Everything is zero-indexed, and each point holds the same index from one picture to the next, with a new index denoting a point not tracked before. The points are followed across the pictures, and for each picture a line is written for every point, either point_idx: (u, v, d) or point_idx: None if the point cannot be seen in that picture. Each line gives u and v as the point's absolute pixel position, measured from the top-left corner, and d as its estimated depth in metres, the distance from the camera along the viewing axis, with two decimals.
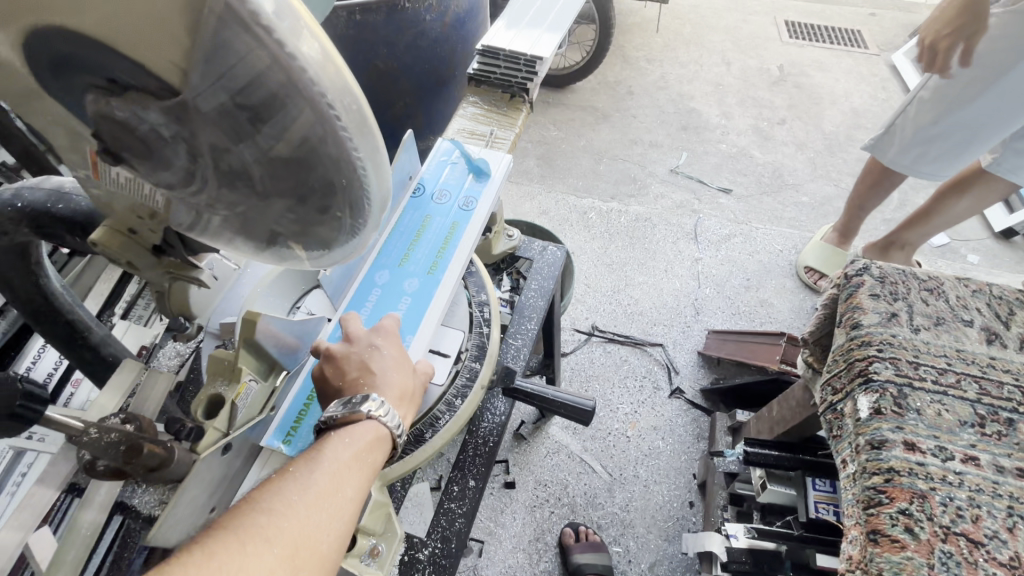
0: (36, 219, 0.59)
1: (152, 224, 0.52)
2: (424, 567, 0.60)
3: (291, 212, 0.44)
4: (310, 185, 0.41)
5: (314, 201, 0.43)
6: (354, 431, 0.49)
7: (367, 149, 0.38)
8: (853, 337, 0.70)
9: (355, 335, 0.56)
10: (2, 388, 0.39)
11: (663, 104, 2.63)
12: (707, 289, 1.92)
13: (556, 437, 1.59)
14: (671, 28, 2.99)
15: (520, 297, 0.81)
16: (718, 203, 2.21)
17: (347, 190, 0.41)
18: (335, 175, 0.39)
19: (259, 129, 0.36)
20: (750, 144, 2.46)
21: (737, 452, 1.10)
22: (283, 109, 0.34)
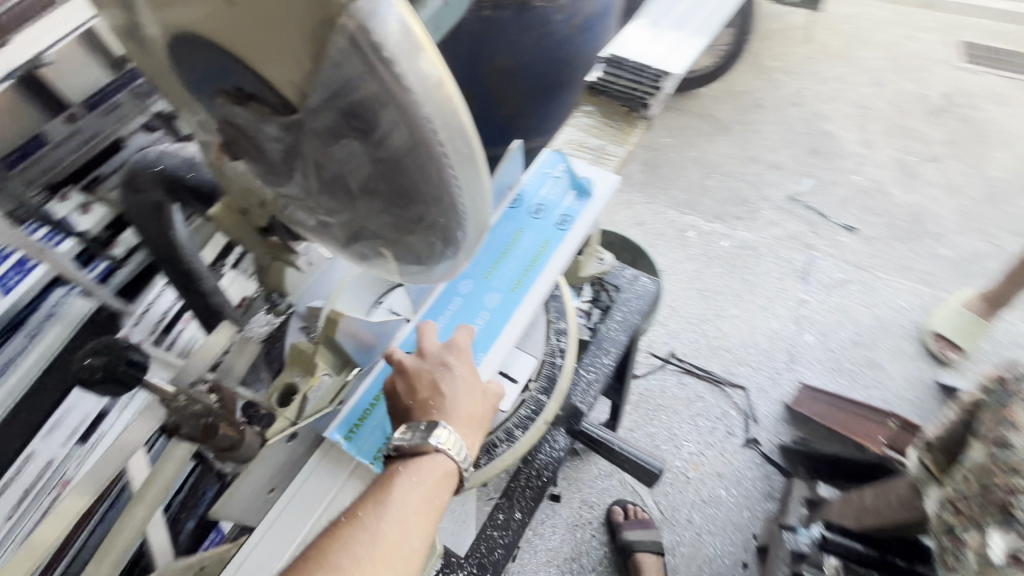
0: (170, 183, 0.65)
1: (261, 212, 0.54)
2: None
3: (386, 229, 0.44)
4: (404, 210, 0.39)
5: (406, 223, 0.41)
6: (420, 471, 0.49)
7: (468, 182, 0.34)
8: (997, 460, 0.63)
9: (428, 350, 0.54)
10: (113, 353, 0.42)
11: (793, 122, 2.39)
12: (807, 336, 1.74)
13: (611, 460, 1.53)
14: (819, 39, 2.70)
15: (601, 327, 0.76)
16: (838, 242, 1.99)
17: (441, 223, 0.38)
18: (433, 209, 0.37)
19: (358, 144, 0.35)
20: (890, 180, 2.17)
21: (812, 531, 0.99)
22: (377, 122, 0.31)
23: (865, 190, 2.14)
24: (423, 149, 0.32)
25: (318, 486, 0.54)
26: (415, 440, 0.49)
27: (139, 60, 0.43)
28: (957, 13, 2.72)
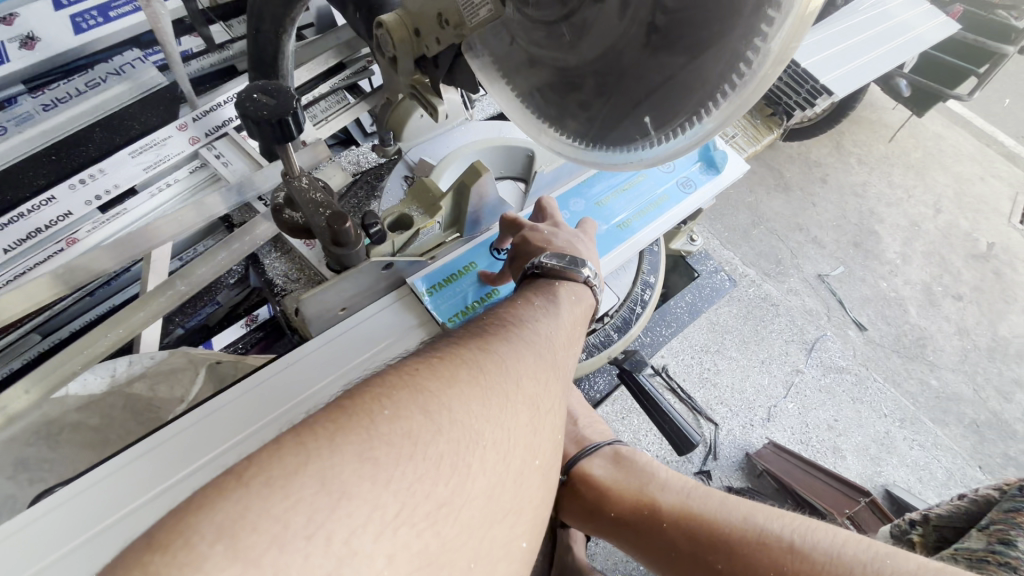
0: None
1: (433, 38, 0.51)
2: None
3: (593, 67, 0.43)
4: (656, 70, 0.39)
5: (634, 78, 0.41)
6: (567, 293, 0.57)
7: (720, 117, 0.38)
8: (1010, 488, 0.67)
9: (558, 224, 0.63)
10: (285, 99, 0.41)
11: (847, 209, 2.43)
12: (791, 403, 1.78)
13: None
14: (902, 142, 2.66)
15: (669, 302, 0.84)
16: (845, 332, 2.07)
17: (670, 114, 0.41)
18: (681, 103, 0.39)
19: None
20: (912, 299, 2.21)
21: (904, 523, 0.76)
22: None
23: (887, 297, 2.20)
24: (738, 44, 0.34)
25: (393, 318, 0.59)
26: (566, 265, 0.58)
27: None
28: None
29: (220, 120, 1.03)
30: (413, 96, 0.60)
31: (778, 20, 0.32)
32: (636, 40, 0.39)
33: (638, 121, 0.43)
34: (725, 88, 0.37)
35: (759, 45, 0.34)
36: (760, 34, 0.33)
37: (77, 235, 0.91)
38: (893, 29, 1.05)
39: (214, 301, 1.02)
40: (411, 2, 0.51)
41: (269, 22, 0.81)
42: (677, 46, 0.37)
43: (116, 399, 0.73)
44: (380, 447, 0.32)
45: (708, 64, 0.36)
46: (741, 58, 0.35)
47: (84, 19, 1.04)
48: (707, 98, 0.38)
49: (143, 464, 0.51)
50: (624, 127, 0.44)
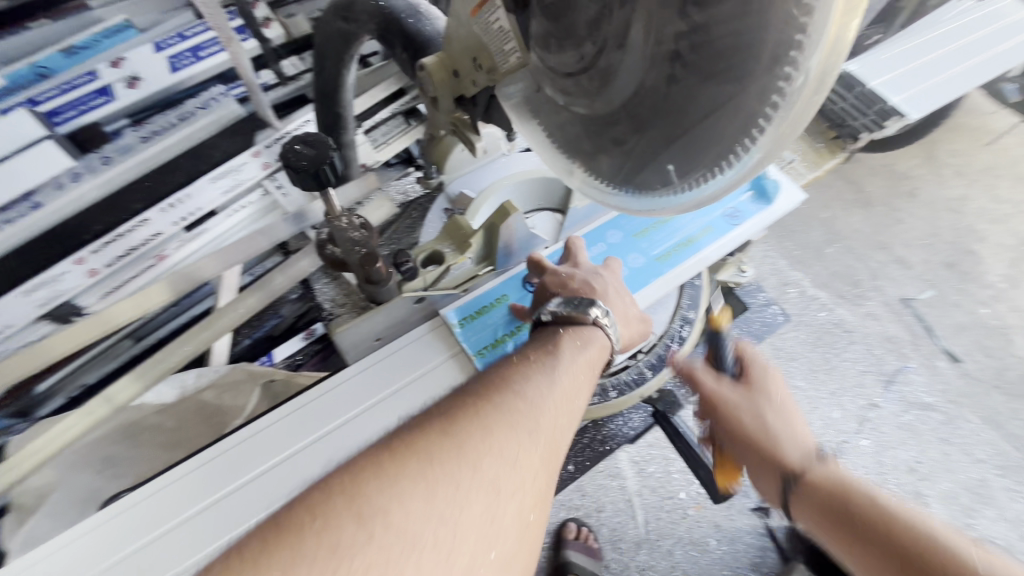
0: (387, 23, 0.64)
1: (471, 82, 0.53)
2: None
3: (620, 109, 0.42)
4: (687, 112, 0.38)
5: (666, 122, 0.39)
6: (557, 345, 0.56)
7: (757, 153, 0.36)
8: None
9: (581, 260, 0.64)
10: (323, 149, 0.44)
11: (940, 226, 2.20)
12: (865, 440, 1.63)
13: (620, 465, 1.53)
14: (1009, 151, 2.38)
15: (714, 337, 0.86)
16: (934, 362, 1.84)
17: (705, 151, 0.39)
18: (714, 141, 0.38)
19: (707, 31, 0.33)
20: (1017, 328, 1.96)
21: None
22: (764, 26, 0.31)
23: (987, 326, 1.96)
24: (771, 76, 0.33)
25: (416, 355, 0.61)
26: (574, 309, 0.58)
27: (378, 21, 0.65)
28: None
29: None
30: (455, 132, 0.62)
31: (805, 58, 0.31)
32: (657, 90, 0.38)
33: (661, 169, 0.43)
34: (756, 129, 0.35)
35: (781, 98, 0.33)
36: (780, 87, 0.33)
37: (166, 251, 1.03)
38: (989, 37, 0.94)
39: (277, 315, 1.12)
40: (450, 46, 0.53)
41: (332, 59, 0.87)
42: (708, 89, 0.35)
43: (187, 406, 0.80)
44: (304, 555, 0.37)
45: (741, 103, 0.35)
46: (762, 112, 0.34)
47: (180, 60, 1.14)
48: (738, 139, 0.36)
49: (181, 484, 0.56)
50: (647, 171, 0.44)
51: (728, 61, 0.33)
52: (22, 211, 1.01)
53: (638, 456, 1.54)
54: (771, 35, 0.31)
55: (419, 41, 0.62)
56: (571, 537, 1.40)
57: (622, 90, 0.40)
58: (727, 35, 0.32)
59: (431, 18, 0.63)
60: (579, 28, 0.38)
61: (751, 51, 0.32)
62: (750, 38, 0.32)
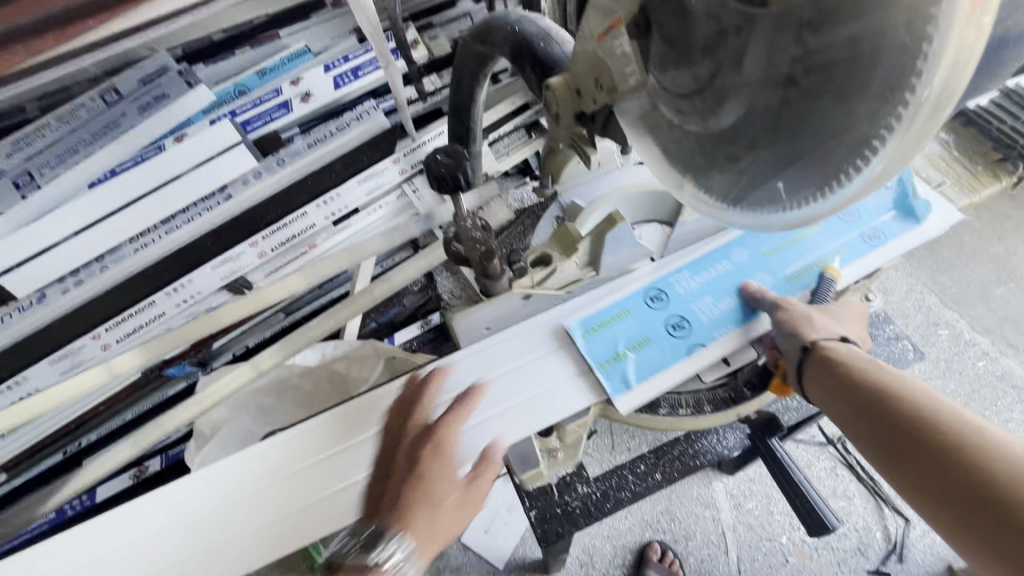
0: (520, 46, 0.71)
1: (592, 99, 0.58)
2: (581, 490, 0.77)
3: (731, 131, 0.43)
4: (801, 132, 0.38)
5: (779, 143, 0.40)
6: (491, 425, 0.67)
7: (879, 165, 0.36)
8: None
9: None
10: (458, 158, 0.51)
11: None
12: None
13: (715, 494, 1.46)
14: None
15: None
16: None
17: (821, 168, 0.39)
18: (830, 157, 0.38)
19: (821, 56, 0.35)
20: None
21: None
22: (880, 49, 0.33)
23: None
24: (892, 92, 0.33)
25: (520, 346, 0.72)
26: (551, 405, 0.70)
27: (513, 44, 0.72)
28: None
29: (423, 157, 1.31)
30: (573, 146, 0.66)
31: (926, 76, 0.31)
32: (770, 112, 0.40)
33: (773, 185, 0.43)
34: (877, 142, 0.35)
35: (912, 95, 0.32)
36: (911, 83, 0.32)
37: (316, 240, 1.29)
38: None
39: (401, 304, 1.25)
40: (575, 68, 0.58)
41: (467, 78, 0.97)
42: (824, 110, 0.36)
43: (322, 372, 0.95)
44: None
45: (860, 119, 0.35)
46: (892, 111, 0.33)
47: (343, 79, 1.32)
48: (857, 154, 0.36)
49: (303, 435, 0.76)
50: (758, 187, 0.45)
51: (846, 83, 0.35)
52: (219, 200, 1.22)
53: (736, 489, 1.46)
54: (900, 42, 0.32)
55: (546, 62, 0.68)
56: (654, 558, 1.36)
57: (734, 110, 0.42)
58: (850, 42, 0.34)
59: (559, 41, 0.69)
60: (697, 53, 0.42)
61: (870, 71, 0.34)
62: (875, 43, 0.33)
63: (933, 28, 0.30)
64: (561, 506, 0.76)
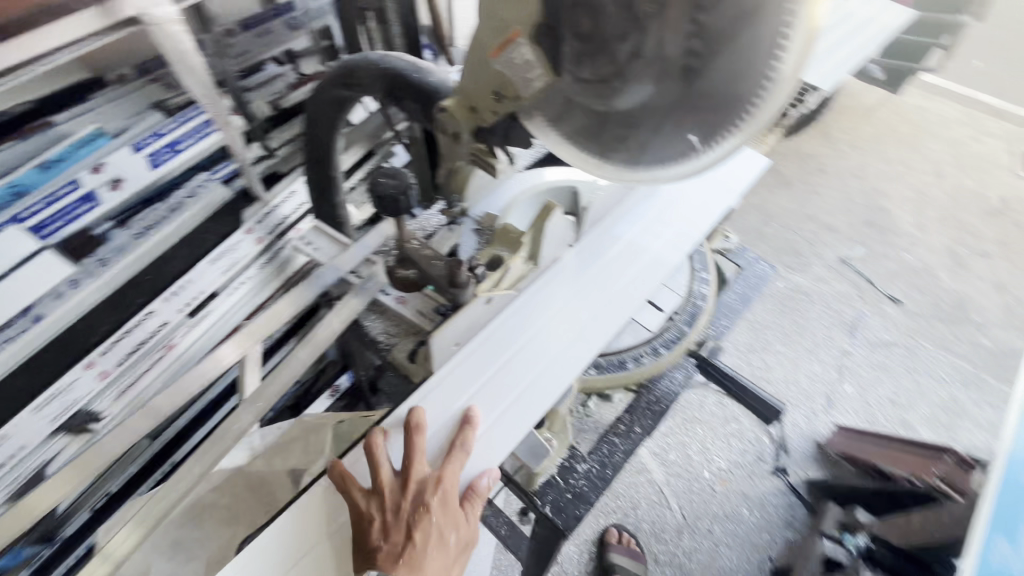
0: (395, 79, 0.74)
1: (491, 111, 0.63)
2: (579, 475, 0.72)
3: (633, 112, 0.53)
4: (691, 104, 0.49)
5: (674, 115, 0.51)
6: (481, 457, 0.64)
7: (749, 130, 0.48)
8: None
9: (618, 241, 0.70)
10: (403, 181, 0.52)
11: (853, 192, 2.50)
12: (848, 386, 1.79)
13: (643, 459, 1.60)
14: (886, 121, 2.77)
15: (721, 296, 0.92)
16: (882, 309, 2.06)
17: (707, 133, 0.50)
18: (715, 123, 0.49)
19: (704, 45, 0.45)
20: (939, 265, 2.23)
21: None
22: (749, 41, 0.43)
23: (914, 268, 2.22)
24: (754, 72, 0.45)
25: (502, 337, 0.68)
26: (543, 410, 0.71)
27: (387, 79, 0.75)
28: None
29: (280, 219, 1.19)
30: (475, 162, 0.71)
31: (781, 60, 0.43)
32: (665, 92, 0.50)
33: (674, 148, 0.53)
34: (746, 110, 0.47)
35: (771, 75, 0.44)
36: (783, 33, 0.42)
37: (173, 339, 1.03)
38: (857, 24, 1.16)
39: (297, 381, 1.13)
40: (466, 88, 0.63)
41: (325, 125, 0.95)
42: (709, 86, 0.47)
43: (240, 476, 0.80)
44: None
45: (734, 93, 0.46)
46: (773, 57, 0.43)
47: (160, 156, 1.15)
48: (733, 119, 0.48)
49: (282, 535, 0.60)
50: (667, 147, 0.54)
51: (721, 64, 0.45)
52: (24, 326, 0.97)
53: (657, 448, 1.62)
54: (762, 32, 0.42)
55: (426, 89, 0.72)
56: (614, 541, 1.41)
57: (645, 85, 0.49)
58: (733, 13, 0.42)
59: (431, 69, 0.73)
60: (607, 44, 0.47)
61: (742, 54, 0.44)
62: (748, 19, 0.42)
63: (789, 18, 0.41)
64: (569, 491, 0.70)
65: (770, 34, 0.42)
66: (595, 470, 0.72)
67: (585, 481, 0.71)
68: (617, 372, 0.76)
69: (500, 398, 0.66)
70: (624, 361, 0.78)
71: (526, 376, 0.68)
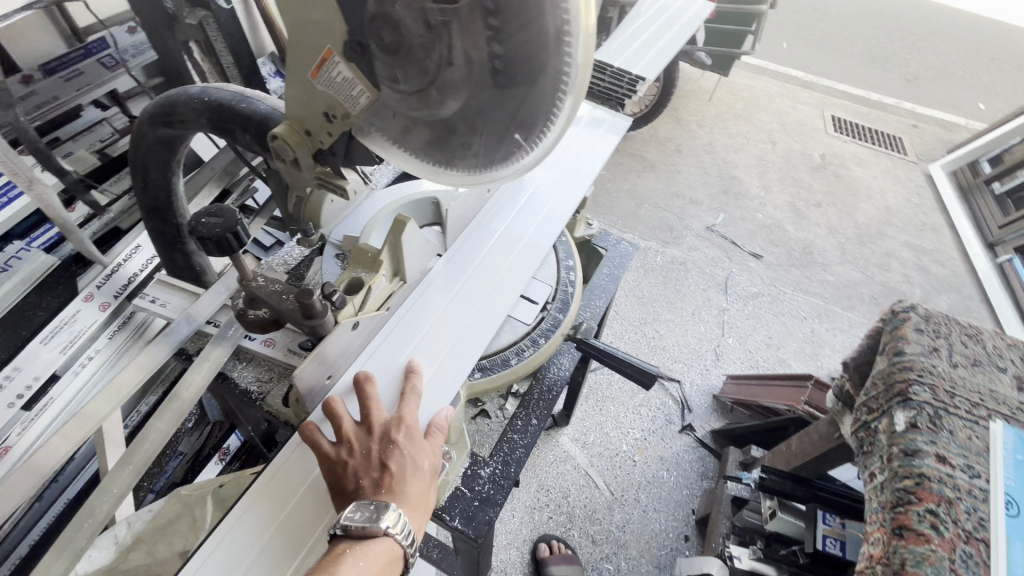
0: (221, 111, 0.69)
1: (326, 133, 0.61)
2: (484, 481, 0.72)
3: (462, 118, 0.54)
4: (509, 107, 0.52)
5: (498, 119, 0.53)
6: (431, 397, 0.66)
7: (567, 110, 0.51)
8: (896, 362, 0.81)
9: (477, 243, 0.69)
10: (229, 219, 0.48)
11: (707, 166, 2.78)
12: (730, 338, 1.99)
13: (566, 447, 1.64)
14: (724, 101, 3.12)
15: (593, 279, 0.97)
16: (747, 265, 2.31)
17: (531, 127, 0.53)
18: (537, 116, 0.52)
19: (498, 49, 0.47)
20: (784, 219, 2.55)
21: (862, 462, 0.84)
22: (537, 42, 0.46)
23: (767, 225, 2.52)
24: (552, 65, 0.48)
25: (417, 314, 0.70)
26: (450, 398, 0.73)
27: (214, 114, 0.70)
28: (829, 92, 3.21)
29: (126, 279, 1.05)
30: (323, 185, 0.67)
31: (572, 53, 0.47)
32: (485, 97, 0.52)
33: (507, 146, 0.56)
34: (560, 99, 0.50)
35: (568, 66, 0.48)
36: (566, 34, 0.46)
37: (7, 441, 0.87)
38: (675, 19, 1.30)
39: (178, 453, 1.01)
40: (296, 113, 0.60)
41: (155, 170, 0.86)
42: (520, 88, 0.50)
43: None
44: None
45: (541, 87, 0.50)
46: (565, 56, 0.47)
47: None
48: (549, 111, 0.52)
49: (234, 538, 0.58)
50: (499, 149, 0.56)
51: (521, 65, 0.48)
52: None
53: (577, 433, 1.68)
54: (546, 32, 0.45)
55: (257, 118, 0.68)
56: (547, 554, 1.40)
57: (461, 90, 0.51)
58: (518, 22, 0.45)
59: (260, 97, 0.70)
60: (414, 54, 0.48)
61: (539, 53, 0.47)
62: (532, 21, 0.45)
63: (566, 15, 0.44)
64: (475, 498, 0.70)
65: (553, 33, 0.45)
66: (498, 471, 0.73)
67: (490, 485, 0.71)
68: (501, 371, 0.77)
69: (434, 355, 0.68)
70: (507, 358, 0.78)
71: (452, 332, 0.70)
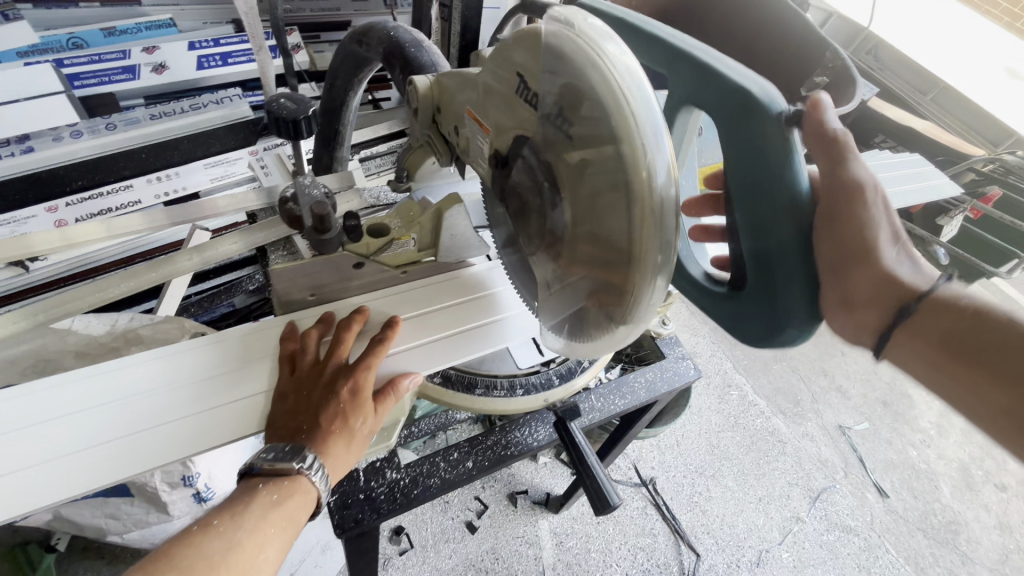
0: (396, 48, 0.76)
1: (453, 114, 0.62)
2: (385, 479, 0.75)
3: (532, 260, 0.59)
4: (559, 300, 0.56)
5: (550, 293, 0.57)
6: (401, 363, 0.65)
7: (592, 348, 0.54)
8: None
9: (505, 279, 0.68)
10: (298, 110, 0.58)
11: (880, 365, 2.33)
12: (787, 553, 1.62)
13: (541, 532, 1.50)
14: None
15: (629, 374, 0.90)
16: (862, 493, 1.87)
17: (564, 322, 0.57)
18: (570, 322, 0.56)
19: (571, 267, 0.49)
20: (945, 476, 2.00)
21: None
22: (592, 301, 0.49)
23: (917, 468, 2.01)
24: (592, 321, 0.51)
25: (437, 293, 0.72)
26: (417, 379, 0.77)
27: (393, 51, 0.77)
28: None
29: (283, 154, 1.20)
30: (428, 145, 0.71)
31: (606, 333, 0.50)
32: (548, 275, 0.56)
33: (547, 309, 0.60)
34: (585, 336, 0.54)
35: (600, 334, 0.51)
36: (607, 327, 0.49)
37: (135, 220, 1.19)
38: (912, 176, 1.08)
39: (230, 303, 1.12)
40: (442, 81, 0.63)
41: (341, 82, 0.97)
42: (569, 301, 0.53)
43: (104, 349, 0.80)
44: (182, 567, 0.48)
45: (578, 319, 0.53)
46: (597, 329, 0.51)
47: (208, 61, 1.23)
48: (576, 331, 0.55)
49: (177, 364, 0.66)
50: (545, 303, 0.60)
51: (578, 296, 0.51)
52: (13, 151, 1.04)
53: (560, 528, 1.52)
54: (599, 306, 0.48)
55: (414, 66, 0.74)
56: None
57: (560, 251, 0.50)
58: (589, 275, 0.47)
59: (429, 51, 0.75)
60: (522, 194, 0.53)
61: (589, 311, 0.50)
62: (597, 287, 0.47)
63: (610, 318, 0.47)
64: (365, 490, 0.73)
65: (603, 316, 0.48)
66: (402, 483, 0.75)
67: (385, 489, 0.74)
68: (460, 394, 0.78)
69: (422, 333, 0.68)
70: (472, 384, 0.80)
71: (456, 327, 0.69)
